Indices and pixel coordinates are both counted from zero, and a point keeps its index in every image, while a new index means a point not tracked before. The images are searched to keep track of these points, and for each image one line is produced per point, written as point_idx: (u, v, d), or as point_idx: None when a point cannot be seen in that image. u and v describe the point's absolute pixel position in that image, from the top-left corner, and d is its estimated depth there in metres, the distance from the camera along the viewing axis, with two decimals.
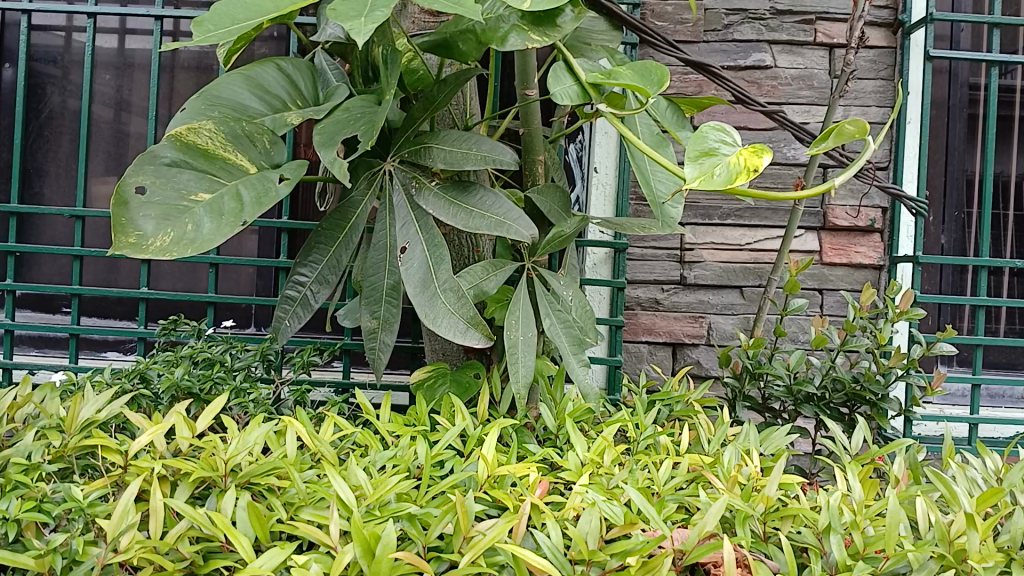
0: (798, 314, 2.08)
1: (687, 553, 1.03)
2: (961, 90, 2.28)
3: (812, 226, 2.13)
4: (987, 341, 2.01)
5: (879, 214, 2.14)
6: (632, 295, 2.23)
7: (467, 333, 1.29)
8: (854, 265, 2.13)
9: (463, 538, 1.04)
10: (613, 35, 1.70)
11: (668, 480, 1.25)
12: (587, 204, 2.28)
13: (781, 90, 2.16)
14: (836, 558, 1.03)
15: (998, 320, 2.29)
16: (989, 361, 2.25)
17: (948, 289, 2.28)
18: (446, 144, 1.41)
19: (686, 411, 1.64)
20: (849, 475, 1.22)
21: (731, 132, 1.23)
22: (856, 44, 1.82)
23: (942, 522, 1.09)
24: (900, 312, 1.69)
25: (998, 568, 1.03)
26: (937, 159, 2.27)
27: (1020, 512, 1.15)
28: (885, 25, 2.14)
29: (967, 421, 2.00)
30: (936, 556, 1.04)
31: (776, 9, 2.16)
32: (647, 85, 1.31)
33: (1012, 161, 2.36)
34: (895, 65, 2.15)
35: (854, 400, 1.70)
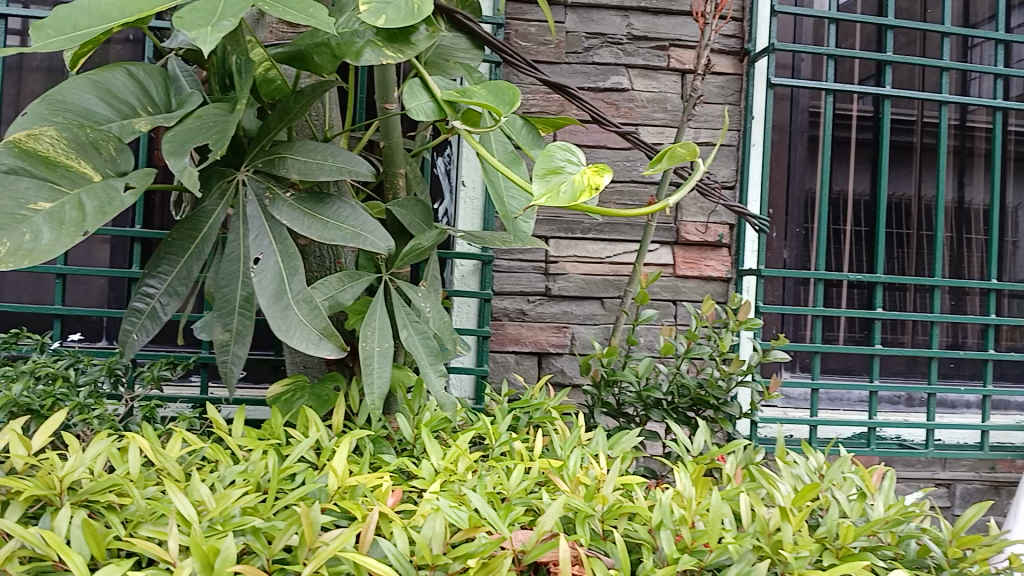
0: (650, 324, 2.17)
1: (527, 553, 1.08)
2: (801, 115, 2.44)
3: (666, 240, 2.25)
4: (823, 348, 2.17)
5: (727, 230, 2.28)
6: (500, 306, 2.27)
7: (320, 344, 1.29)
8: (704, 277, 2.26)
9: (308, 549, 1.04)
10: (475, 54, 1.74)
11: (518, 485, 1.30)
12: (455, 217, 2.30)
13: (638, 112, 2.27)
14: (666, 552, 1.10)
15: (838, 330, 2.44)
16: (828, 367, 2.41)
17: (790, 300, 2.44)
18: (301, 155, 1.42)
19: (543, 418, 1.69)
20: (683, 474, 1.30)
21: (576, 152, 1.33)
22: (703, 70, 1.99)
23: (763, 517, 1.17)
24: (739, 321, 1.82)
25: (809, 556, 1.11)
26: (779, 179, 2.43)
27: (835, 505, 1.24)
28: (733, 53, 2.28)
29: (807, 423, 2.15)
30: (755, 548, 1.12)
31: (632, 34, 2.27)
32: (500, 105, 1.38)
33: (849, 180, 2.51)
34: (742, 91, 2.29)
35: (699, 404, 1.81)
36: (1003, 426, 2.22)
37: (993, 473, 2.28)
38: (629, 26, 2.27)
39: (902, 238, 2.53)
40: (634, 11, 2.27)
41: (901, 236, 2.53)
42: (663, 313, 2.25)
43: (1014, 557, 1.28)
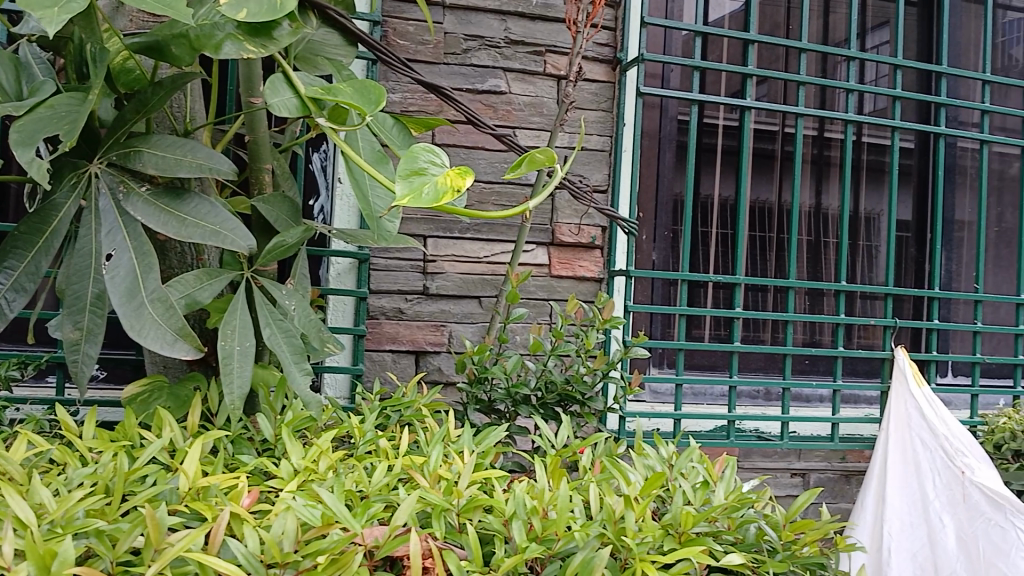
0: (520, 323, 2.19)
1: (380, 548, 1.10)
2: (670, 123, 2.55)
3: (541, 241, 2.30)
4: (687, 345, 2.27)
5: (600, 232, 2.35)
6: (376, 305, 2.14)
7: (175, 345, 1.26)
8: (578, 277, 2.33)
9: (154, 550, 1.03)
10: (349, 51, 1.74)
11: (378, 482, 1.31)
12: (331, 214, 2.26)
13: (515, 115, 2.30)
14: (516, 541, 1.15)
15: (704, 328, 2.56)
16: (694, 363, 2.51)
17: (658, 299, 2.54)
18: (158, 149, 1.39)
19: (414, 416, 1.69)
20: (538, 466, 1.34)
21: (440, 153, 1.35)
22: (575, 76, 2.05)
23: (610, 505, 1.22)
24: (604, 319, 1.88)
25: (648, 541, 1.17)
26: (648, 184, 2.53)
27: (679, 493, 1.30)
28: (606, 61, 2.36)
29: (671, 416, 2.24)
30: (599, 535, 1.17)
31: (509, 38, 2.30)
32: (365, 104, 1.40)
33: (715, 185, 2.62)
34: (615, 98, 2.36)
35: (566, 400, 1.85)
36: (852, 418, 2.35)
37: (844, 463, 2.38)
38: (507, 30, 2.30)
39: (763, 241, 2.64)
40: (511, 15, 2.30)
41: (762, 239, 2.64)
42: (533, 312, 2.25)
43: (842, 539, 1.37)
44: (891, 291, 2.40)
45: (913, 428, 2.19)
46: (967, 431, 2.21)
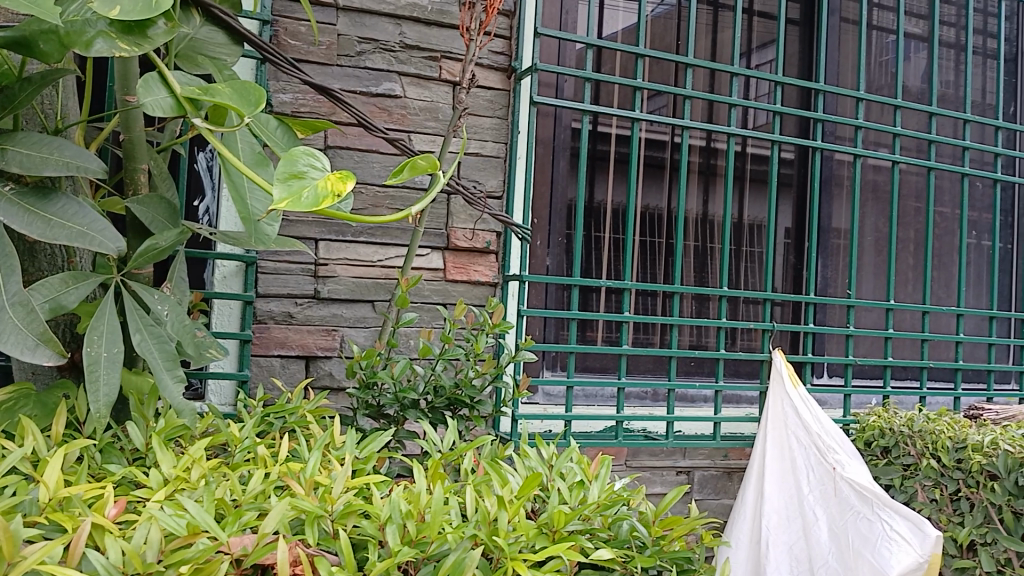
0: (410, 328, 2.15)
1: (248, 556, 1.10)
2: (564, 131, 2.58)
3: (435, 245, 2.22)
4: (577, 348, 2.31)
5: (494, 238, 2.29)
6: (264, 309, 2.09)
7: (36, 351, 1.22)
8: (472, 282, 2.27)
9: (6, 565, 0.99)
10: (234, 50, 1.70)
11: (252, 489, 1.29)
12: (217, 217, 2.22)
13: (410, 119, 2.27)
14: (390, 545, 1.16)
15: (597, 331, 2.60)
16: (585, 365, 2.55)
17: (551, 303, 2.58)
18: (23, 147, 1.33)
19: (299, 422, 1.67)
20: (417, 469, 1.34)
21: (320, 156, 1.34)
22: (468, 83, 2.06)
23: (485, 507, 1.24)
24: (494, 324, 1.87)
25: (518, 539, 1.21)
26: (542, 188, 2.54)
27: (555, 492, 1.33)
28: (501, 69, 2.36)
29: (562, 418, 2.26)
30: (472, 536, 1.19)
31: (404, 43, 2.27)
32: (244, 105, 1.38)
33: (608, 191, 2.68)
34: (510, 106, 2.36)
35: (456, 404, 1.83)
36: (732, 417, 2.45)
37: (726, 460, 2.48)
38: (402, 34, 2.26)
39: (652, 246, 2.73)
40: (406, 20, 2.27)
41: (651, 244, 2.73)
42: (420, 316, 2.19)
43: (707, 534, 1.42)
44: (769, 296, 2.50)
45: (789, 427, 2.29)
46: (839, 429, 2.32)
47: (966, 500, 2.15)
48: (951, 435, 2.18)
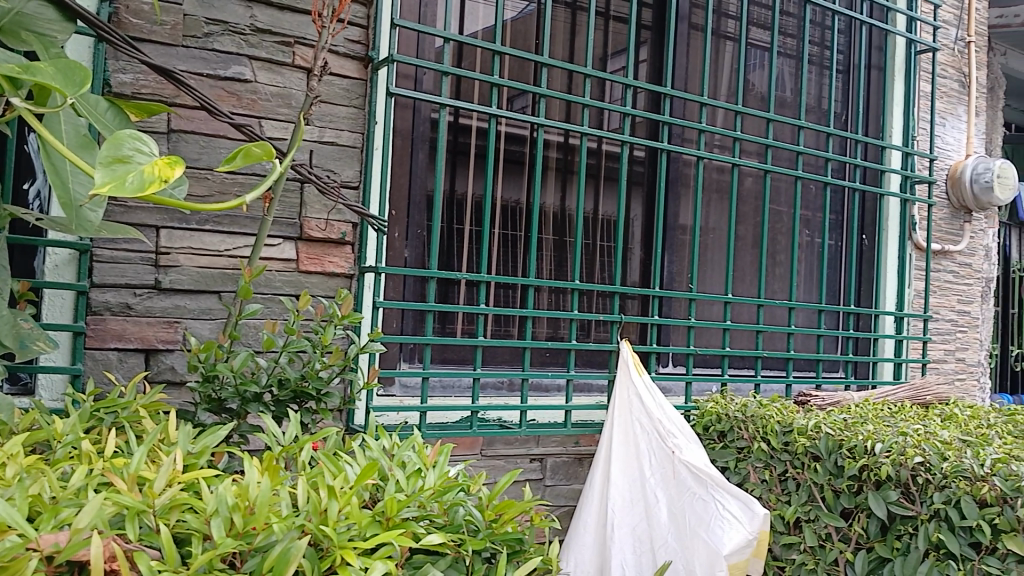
0: (255, 319, 2.09)
1: (61, 552, 1.06)
2: (423, 124, 2.53)
3: (288, 235, 2.15)
4: (435, 340, 2.28)
5: (350, 229, 2.24)
6: (100, 300, 1.99)
7: None
8: (327, 273, 2.21)
9: None
10: (66, 27, 1.60)
11: (73, 485, 1.25)
12: (49, 202, 2.10)
13: (260, 105, 2.21)
14: (214, 538, 1.15)
15: (456, 323, 2.57)
16: (441, 357, 2.52)
17: (409, 295, 2.49)
18: None
19: (131, 417, 1.61)
20: (250, 463, 1.32)
21: (148, 141, 1.30)
22: (319, 71, 1.99)
23: (317, 497, 1.24)
24: (342, 314, 1.85)
25: (348, 530, 1.21)
26: (399, 181, 2.49)
27: (392, 482, 1.33)
28: (358, 58, 2.30)
29: (418, 409, 2.22)
30: (299, 526, 1.19)
31: (255, 26, 2.21)
32: (67, 86, 1.32)
33: (469, 182, 2.65)
34: (366, 96, 2.32)
35: (301, 396, 1.81)
36: (583, 405, 2.52)
37: (576, 447, 2.55)
38: (253, 17, 2.20)
39: (511, 239, 2.73)
40: (257, 3, 2.21)
41: (510, 237, 2.73)
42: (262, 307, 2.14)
43: (538, 516, 1.47)
44: (617, 289, 2.59)
45: (633, 412, 2.39)
46: (680, 416, 2.45)
47: (792, 480, 2.27)
48: (779, 420, 2.32)
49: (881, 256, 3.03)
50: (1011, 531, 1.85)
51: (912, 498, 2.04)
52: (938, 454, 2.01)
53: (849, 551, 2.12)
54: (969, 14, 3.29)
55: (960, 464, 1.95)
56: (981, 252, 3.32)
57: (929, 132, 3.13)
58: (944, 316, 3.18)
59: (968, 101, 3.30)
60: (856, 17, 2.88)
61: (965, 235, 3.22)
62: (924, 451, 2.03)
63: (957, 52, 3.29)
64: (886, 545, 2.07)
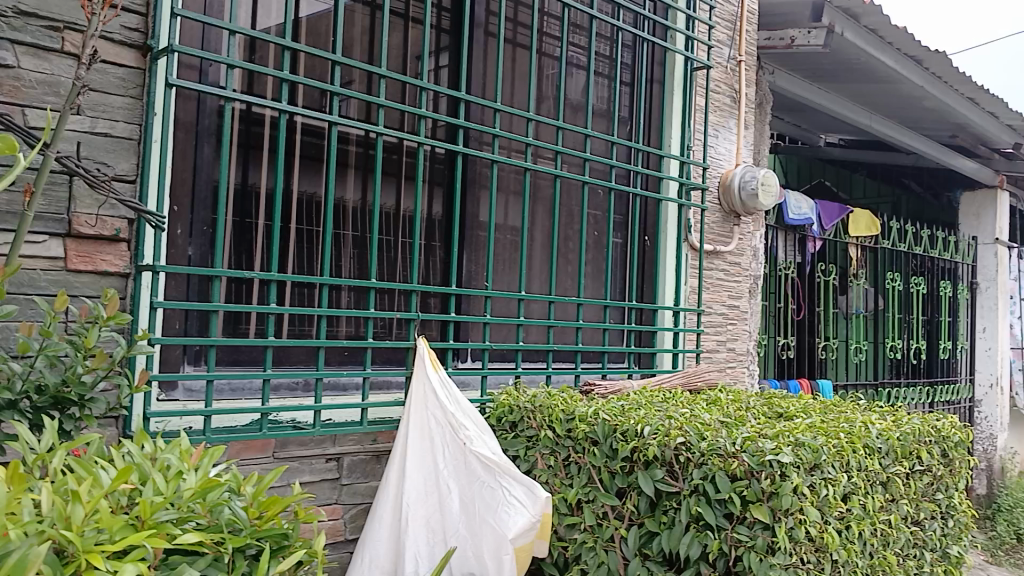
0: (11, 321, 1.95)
1: None
2: (209, 117, 2.45)
3: (54, 232, 2.03)
4: (219, 340, 2.20)
5: (126, 225, 2.15)
6: None
7: None
8: (100, 272, 2.11)
9: None
10: None
11: None
12: None
13: (23, 92, 2.07)
14: None
15: (248, 323, 2.50)
16: (229, 358, 2.45)
17: (193, 296, 2.41)
18: None
19: None
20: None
21: None
22: (88, 59, 1.81)
23: (62, 503, 1.19)
24: (107, 315, 1.77)
25: (95, 536, 1.18)
26: (182, 174, 2.40)
27: (150, 485, 1.30)
28: (136, 47, 2.21)
29: (202, 413, 2.13)
30: (39, 533, 1.14)
31: (18, 9, 2.06)
32: None
33: (262, 174, 2.58)
34: (145, 86, 2.22)
35: (63, 403, 1.72)
36: (378, 403, 2.53)
37: (374, 444, 2.56)
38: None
39: (308, 235, 2.66)
40: None
41: (307, 232, 2.66)
42: (24, 309, 2.00)
43: (301, 511, 1.53)
44: (415, 287, 2.58)
45: (429, 408, 2.41)
46: (474, 410, 2.51)
47: (575, 464, 2.42)
48: (564, 408, 2.47)
49: (661, 256, 3.31)
50: (757, 502, 2.02)
51: (676, 475, 2.19)
52: (697, 434, 2.18)
53: (622, 528, 2.28)
54: (739, 35, 3.63)
55: (714, 443, 2.11)
56: (748, 251, 3.68)
57: (703, 142, 3.43)
58: (715, 310, 3.49)
59: (737, 115, 3.64)
60: (639, 33, 3.10)
61: (734, 237, 3.56)
62: (686, 432, 2.19)
63: (728, 69, 3.62)
64: (654, 520, 2.23)
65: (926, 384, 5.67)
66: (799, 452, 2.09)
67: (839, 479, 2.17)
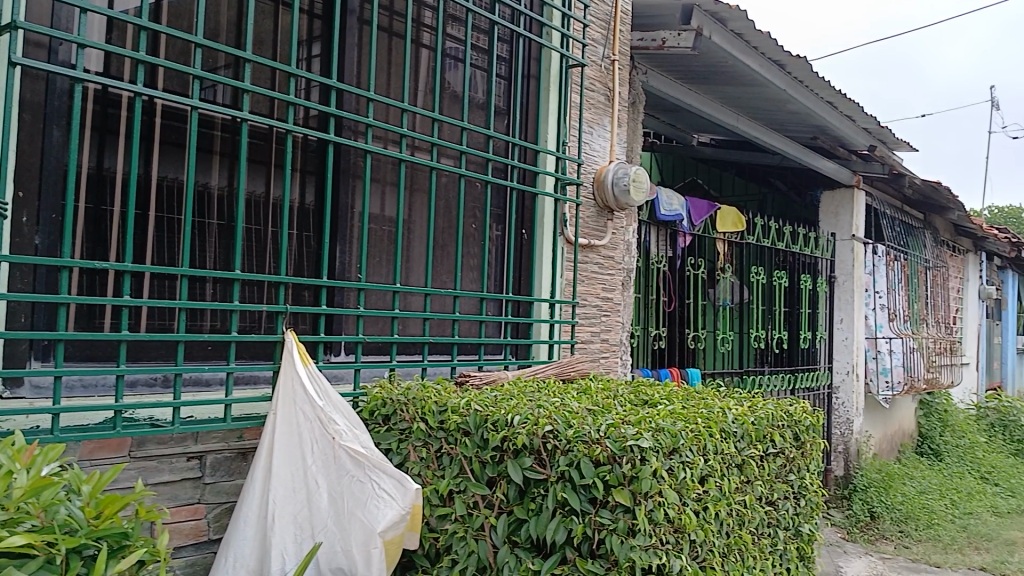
0: None
1: None
2: (59, 99, 2.32)
3: None
4: (69, 335, 2.09)
5: None
6: None
7: None
8: None
9: None
10: None
11: None
12: None
13: None
14: None
15: (102, 317, 2.38)
16: (81, 354, 2.33)
17: (41, 288, 2.28)
18: None
19: None
20: None
21: None
22: None
23: None
24: None
25: None
26: (28, 157, 2.26)
27: None
28: None
29: (49, 412, 2.02)
30: None
31: None
32: None
33: (119, 158, 2.46)
34: None
35: None
36: (243, 399, 2.46)
37: (239, 441, 2.50)
38: None
39: (170, 223, 2.56)
40: None
41: (168, 220, 2.55)
42: None
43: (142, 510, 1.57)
44: (284, 279, 2.51)
45: (297, 402, 2.35)
46: (345, 403, 2.47)
47: (446, 456, 2.42)
48: (436, 400, 2.49)
49: (537, 249, 3.37)
50: (619, 486, 2.09)
51: (544, 462, 2.23)
52: (565, 422, 2.23)
53: (492, 516, 2.31)
54: (613, 35, 3.74)
55: (580, 430, 2.17)
56: (621, 246, 3.79)
57: (578, 139, 3.50)
58: (590, 302, 3.59)
59: (611, 113, 3.74)
60: (515, 28, 3.14)
61: (608, 232, 3.66)
62: (554, 421, 2.24)
63: (602, 68, 3.71)
64: (523, 507, 2.26)
65: (788, 372, 6.03)
66: (658, 437, 2.17)
67: (696, 462, 2.28)
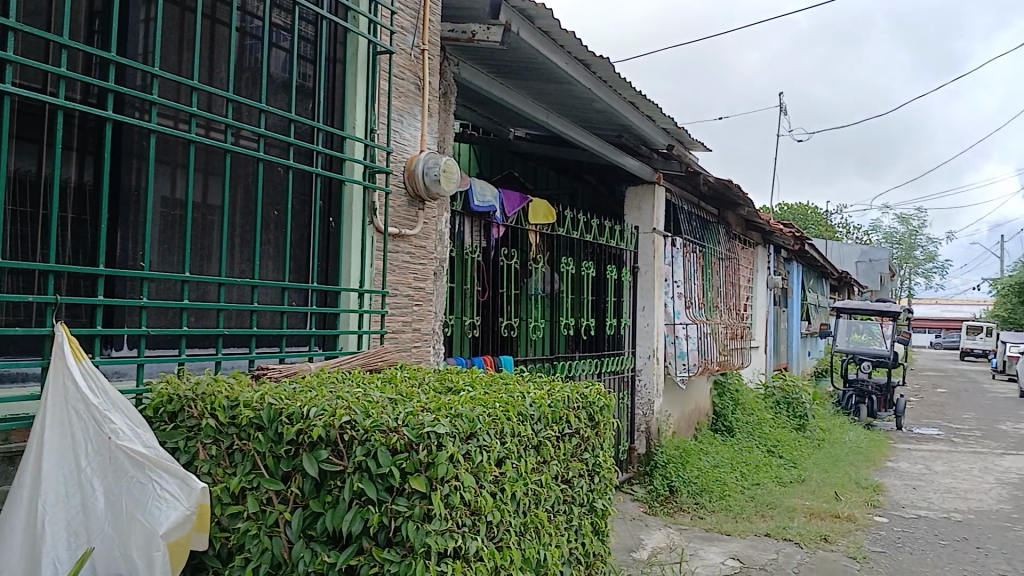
0: None
1: None
2: None
3: None
4: None
5: None
6: None
7: None
8: None
9: None
10: None
11: None
12: None
13: None
14: None
15: None
16: None
17: None
18: None
19: None
20: None
21: None
22: None
23: None
24: None
25: None
26: None
27: None
28: None
29: None
30: None
31: None
32: None
33: None
34: None
35: None
36: (6, 398, 2.25)
37: (5, 444, 2.28)
38: None
39: None
40: None
41: None
42: None
43: None
44: (54, 266, 2.31)
45: (69, 401, 2.16)
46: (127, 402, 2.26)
47: (238, 452, 2.33)
48: (227, 395, 2.39)
49: (345, 238, 3.33)
50: (416, 472, 2.11)
51: (340, 454, 2.18)
52: (363, 412, 2.21)
53: (287, 512, 2.26)
54: (422, 24, 3.73)
55: (377, 419, 2.15)
56: (433, 236, 3.81)
57: (386, 127, 3.48)
58: (401, 291, 3.59)
59: (420, 103, 3.74)
60: (319, 11, 3.06)
61: (418, 221, 3.68)
62: (352, 411, 2.21)
63: (411, 57, 3.70)
64: (318, 501, 2.22)
65: (595, 356, 6.34)
66: (455, 422, 2.22)
67: (492, 445, 2.35)
